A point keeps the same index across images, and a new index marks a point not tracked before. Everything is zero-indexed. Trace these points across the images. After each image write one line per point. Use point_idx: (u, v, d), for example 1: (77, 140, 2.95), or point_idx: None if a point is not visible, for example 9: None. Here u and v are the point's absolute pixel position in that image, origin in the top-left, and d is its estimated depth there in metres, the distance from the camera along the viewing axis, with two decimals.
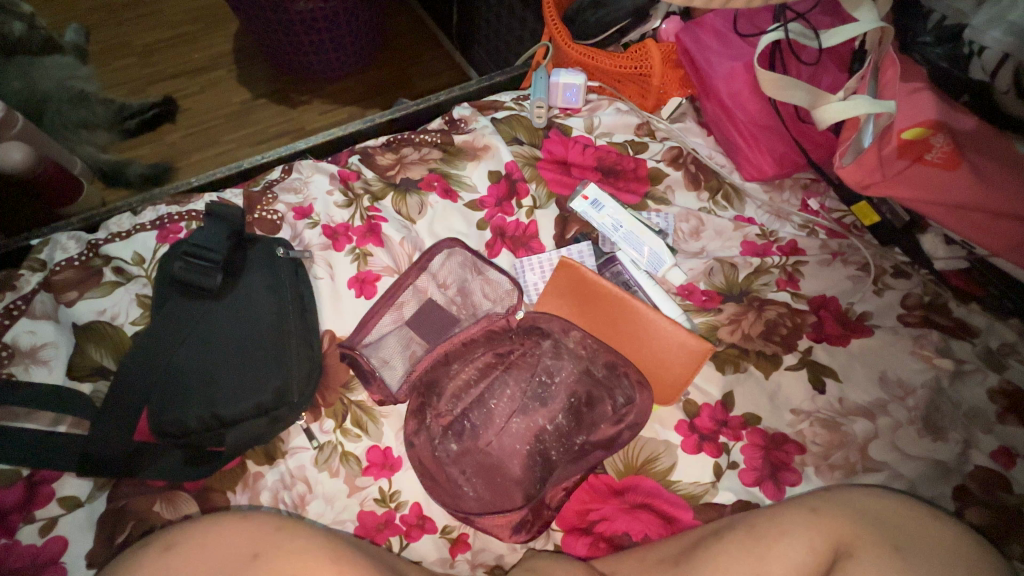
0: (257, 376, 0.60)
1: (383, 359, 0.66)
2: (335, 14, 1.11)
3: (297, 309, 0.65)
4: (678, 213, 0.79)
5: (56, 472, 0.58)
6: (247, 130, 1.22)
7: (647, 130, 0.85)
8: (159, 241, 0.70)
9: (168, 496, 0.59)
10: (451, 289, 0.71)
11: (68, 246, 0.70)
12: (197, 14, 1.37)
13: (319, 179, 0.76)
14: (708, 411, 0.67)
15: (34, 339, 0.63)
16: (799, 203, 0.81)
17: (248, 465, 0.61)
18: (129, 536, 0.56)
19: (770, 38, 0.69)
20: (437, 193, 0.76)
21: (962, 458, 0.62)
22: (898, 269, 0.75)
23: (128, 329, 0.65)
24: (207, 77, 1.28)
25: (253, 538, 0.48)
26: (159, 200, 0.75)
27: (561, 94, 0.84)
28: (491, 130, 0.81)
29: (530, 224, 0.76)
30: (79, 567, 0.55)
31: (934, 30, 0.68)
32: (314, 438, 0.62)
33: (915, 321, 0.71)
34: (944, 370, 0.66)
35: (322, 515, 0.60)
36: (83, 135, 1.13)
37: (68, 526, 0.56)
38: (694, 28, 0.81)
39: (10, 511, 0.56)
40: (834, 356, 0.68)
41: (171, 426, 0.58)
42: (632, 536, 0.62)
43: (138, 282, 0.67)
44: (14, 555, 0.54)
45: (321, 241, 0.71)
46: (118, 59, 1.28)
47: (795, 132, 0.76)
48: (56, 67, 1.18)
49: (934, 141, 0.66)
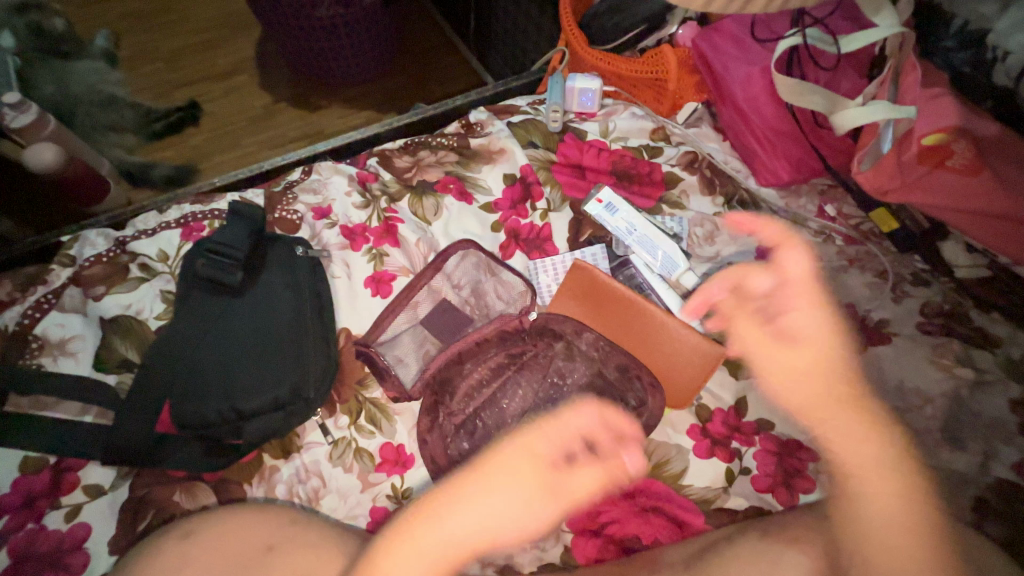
0: (276, 372, 0.61)
1: (397, 357, 0.67)
2: (355, 20, 1.13)
3: (315, 308, 0.66)
4: (692, 217, 0.79)
5: (82, 460, 0.60)
6: (268, 134, 1.25)
7: (663, 134, 0.85)
8: (184, 239, 0.72)
9: (188, 487, 0.60)
10: (465, 289, 0.72)
11: (97, 242, 0.72)
12: (221, 19, 1.41)
13: (338, 181, 0.78)
14: (720, 416, 0.67)
15: (63, 332, 0.66)
16: (816, 209, 0.80)
17: (264, 458, 0.62)
18: (149, 524, 0.58)
19: (789, 42, 0.71)
20: (453, 195, 0.77)
21: (981, 470, 0.61)
22: (917, 277, 0.74)
23: (152, 323, 0.67)
24: (231, 81, 1.31)
25: (268, 529, 0.49)
26: (184, 199, 0.77)
27: (576, 98, 0.85)
28: (507, 134, 0.83)
29: (544, 227, 0.77)
30: (103, 554, 0.56)
31: (958, 35, 0.68)
32: (329, 434, 0.63)
33: (935, 330, 0.69)
34: (964, 381, 0.65)
35: (335, 509, 0.61)
36: (111, 137, 1.17)
37: (92, 513, 0.58)
38: (711, 33, 0.81)
39: (38, 497, 0.58)
40: (849, 363, 0.67)
41: (191, 418, 0.59)
42: (643, 540, 0.61)
43: (163, 278, 0.69)
44: (40, 540, 0.56)
45: (339, 241, 0.72)
46: (145, 64, 1.32)
47: (812, 138, 0.75)
48: (88, 72, 1.24)
49: (955, 147, 0.65)
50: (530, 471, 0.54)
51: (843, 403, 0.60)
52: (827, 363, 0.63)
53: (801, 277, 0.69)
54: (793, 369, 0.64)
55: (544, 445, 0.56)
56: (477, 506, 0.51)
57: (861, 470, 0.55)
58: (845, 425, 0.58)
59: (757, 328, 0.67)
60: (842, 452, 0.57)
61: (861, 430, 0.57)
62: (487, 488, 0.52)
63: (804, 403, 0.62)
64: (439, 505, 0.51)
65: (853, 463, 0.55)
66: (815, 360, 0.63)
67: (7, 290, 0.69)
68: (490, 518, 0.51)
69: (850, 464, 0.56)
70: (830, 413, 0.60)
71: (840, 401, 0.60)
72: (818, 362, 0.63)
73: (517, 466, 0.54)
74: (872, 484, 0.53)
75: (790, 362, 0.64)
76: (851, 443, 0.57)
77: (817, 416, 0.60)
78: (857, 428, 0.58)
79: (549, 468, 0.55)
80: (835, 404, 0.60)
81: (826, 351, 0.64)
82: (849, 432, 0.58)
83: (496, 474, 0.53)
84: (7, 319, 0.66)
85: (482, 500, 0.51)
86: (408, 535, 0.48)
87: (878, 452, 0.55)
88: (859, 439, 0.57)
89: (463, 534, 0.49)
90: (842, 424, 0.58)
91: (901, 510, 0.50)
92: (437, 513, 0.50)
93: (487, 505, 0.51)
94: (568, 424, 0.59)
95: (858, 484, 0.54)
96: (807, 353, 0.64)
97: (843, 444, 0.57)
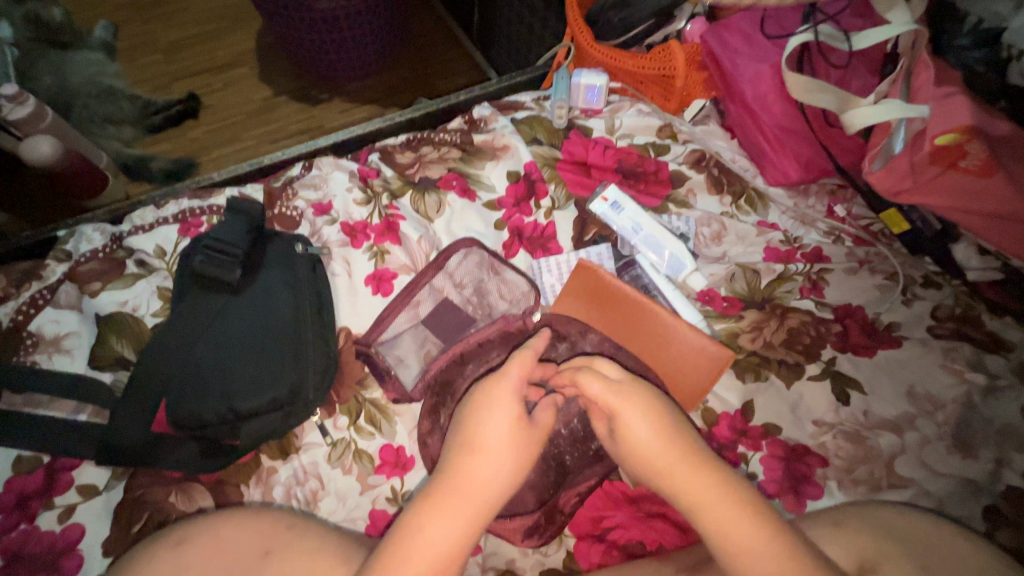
0: (273, 372, 0.60)
1: (398, 357, 0.66)
2: (357, 13, 1.11)
3: (314, 306, 0.64)
4: (699, 216, 0.78)
5: (76, 460, 0.59)
6: (268, 128, 1.23)
7: (669, 132, 0.83)
8: (182, 235, 0.71)
9: (184, 487, 0.59)
10: (468, 289, 0.70)
11: (94, 237, 0.71)
12: (222, 12, 1.39)
13: (339, 177, 0.76)
14: (727, 420, 0.65)
15: (58, 328, 0.64)
16: (824, 209, 0.79)
17: (262, 459, 0.61)
18: (145, 526, 0.57)
19: (800, 39, 0.69)
20: (455, 193, 0.76)
21: (993, 477, 0.60)
22: (928, 279, 0.72)
23: (149, 320, 0.65)
24: (230, 75, 1.29)
25: (265, 534, 0.48)
26: (182, 194, 0.75)
27: (582, 94, 0.83)
28: (511, 130, 0.81)
29: (548, 225, 0.76)
30: (96, 556, 0.55)
31: (971, 33, 0.67)
32: (327, 435, 0.62)
33: (946, 334, 0.68)
34: (976, 386, 0.64)
35: (334, 512, 0.60)
36: (110, 131, 1.16)
37: (86, 514, 0.57)
38: (720, 30, 0.79)
39: (31, 497, 0.57)
40: (859, 367, 0.66)
41: (186, 419, 0.58)
42: (646, 546, 0.60)
43: (160, 275, 0.68)
44: (33, 541, 0.55)
45: (339, 238, 0.71)
46: (144, 56, 1.30)
47: (823, 137, 0.74)
48: (85, 63, 1.22)
49: (968, 148, 0.64)
50: (513, 434, 0.48)
51: (706, 478, 0.47)
52: (667, 438, 0.49)
53: (608, 391, 0.52)
54: (639, 456, 0.50)
55: (505, 399, 0.50)
56: (485, 472, 0.46)
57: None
58: (717, 518, 0.45)
59: (602, 425, 0.54)
60: (727, 547, 0.44)
61: (737, 520, 0.45)
62: (484, 462, 0.46)
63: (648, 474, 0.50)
64: (450, 477, 0.46)
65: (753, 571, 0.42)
66: (641, 446, 0.49)
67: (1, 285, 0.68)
68: (503, 480, 0.46)
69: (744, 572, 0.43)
70: (701, 503, 0.46)
71: (700, 477, 0.47)
72: (626, 444, 0.50)
73: (502, 432, 0.48)
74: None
75: (641, 454, 0.49)
76: (738, 537, 0.44)
77: (689, 501, 0.47)
78: (739, 521, 0.44)
79: (522, 425, 0.49)
80: (696, 485, 0.47)
81: (656, 432, 0.49)
82: (730, 523, 0.44)
83: (493, 439, 0.47)
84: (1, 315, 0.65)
85: (487, 468, 0.46)
86: (436, 508, 0.44)
87: (770, 552, 0.42)
88: (745, 536, 0.44)
89: (487, 495, 0.45)
90: (713, 515, 0.45)
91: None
92: (454, 483, 0.45)
93: (495, 469, 0.46)
94: (519, 382, 0.51)
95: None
96: (640, 437, 0.50)
97: (732, 543, 0.44)
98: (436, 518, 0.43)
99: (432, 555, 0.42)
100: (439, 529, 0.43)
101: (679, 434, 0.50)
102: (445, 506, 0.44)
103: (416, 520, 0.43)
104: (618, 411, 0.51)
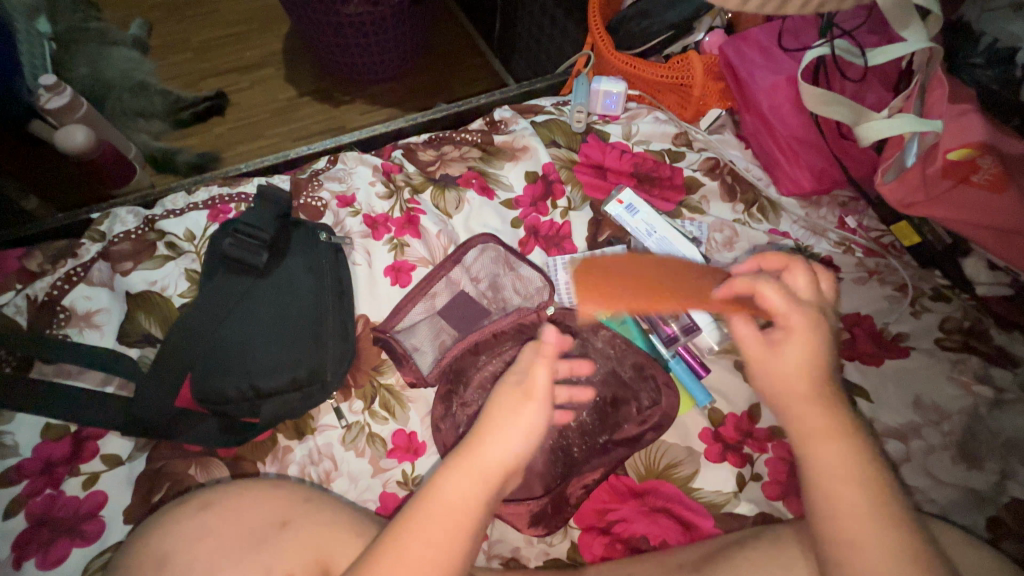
0: (295, 353, 0.61)
1: (416, 343, 0.67)
2: (383, 19, 1.15)
3: (336, 292, 0.66)
4: (712, 222, 0.79)
5: (102, 430, 0.61)
6: (291, 125, 1.27)
7: (685, 140, 0.85)
8: (211, 220, 0.73)
9: (203, 461, 0.61)
10: (483, 283, 0.72)
11: (127, 220, 0.74)
12: (251, 14, 1.43)
13: (363, 171, 0.79)
14: (732, 421, 0.65)
15: (90, 305, 0.67)
16: (835, 220, 0.81)
17: (278, 439, 0.64)
18: (165, 496, 0.59)
19: (818, 52, 0.71)
20: (475, 190, 0.78)
21: (998, 489, 0.60)
22: (937, 293, 0.73)
23: (176, 301, 0.68)
24: (257, 73, 1.33)
25: (281, 505, 0.49)
26: (212, 182, 0.79)
27: (601, 101, 0.86)
28: (531, 132, 0.83)
29: (564, 225, 0.78)
30: (119, 522, 0.58)
31: (986, 52, 0.65)
32: (343, 418, 0.65)
33: (953, 346, 0.69)
34: (982, 399, 0.64)
35: (346, 492, 0.62)
36: (140, 123, 1.20)
37: (109, 481, 0.60)
38: (738, 41, 0.82)
39: (58, 463, 0.60)
40: (865, 375, 0.67)
41: (211, 394, 0.59)
42: (650, 541, 0.60)
43: (188, 257, 0.70)
44: (59, 504, 0.58)
45: (361, 230, 0.74)
46: (176, 53, 1.34)
47: (835, 149, 0.75)
48: (122, 58, 1.27)
49: (980, 162, 0.65)
50: (517, 400, 0.48)
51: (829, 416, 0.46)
52: (812, 367, 0.49)
53: (789, 307, 0.51)
54: (774, 372, 0.50)
55: (509, 376, 0.51)
56: (498, 437, 0.46)
57: (847, 526, 0.42)
58: (823, 446, 0.45)
59: (748, 329, 0.54)
60: (823, 478, 0.44)
61: (842, 455, 0.44)
62: (499, 427, 0.46)
63: (787, 405, 0.48)
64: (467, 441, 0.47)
65: (839, 506, 0.43)
66: (786, 359, 0.49)
67: (38, 262, 0.71)
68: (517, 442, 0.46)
69: (828, 501, 0.43)
70: (806, 435, 0.46)
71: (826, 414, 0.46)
72: (769, 358, 0.50)
73: (509, 399, 0.48)
74: (845, 525, 0.42)
75: (783, 374, 0.49)
76: (836, 471, 0.44)
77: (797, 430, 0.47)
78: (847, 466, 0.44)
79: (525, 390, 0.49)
80: (824, 417, 0.46)
81: (805, 355, 0.49)
82: (838, 458, 0.44)
83: (500, 405, 0.48)
84: (37, 289, 0.68)
85: (499, 432, 0.46)
86: (455, 464, 0.45)
87: (861, 493, 0.43)
88: (845, 474, 0.44)
89: (498, 460, 0.45)
90: (832, 454, 0.44)
91: (876, 541, 0.41)
92: (470, 444, 0.46)
93: (510, 435, 0.46)
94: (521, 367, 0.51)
95: (846, 532, 0.42)
96: (790, 356, 0.49)
97: (831, 476, 0.44)
98: (452, 475, 0.44)
99: (451, 507, 0.42)
100: (453, 483, 0.43)
101: (824, 371, 0.49)
102: (462, 462, 0.45)
103: (437, 477, 0.44)
104: (790, 329, 0.51)
